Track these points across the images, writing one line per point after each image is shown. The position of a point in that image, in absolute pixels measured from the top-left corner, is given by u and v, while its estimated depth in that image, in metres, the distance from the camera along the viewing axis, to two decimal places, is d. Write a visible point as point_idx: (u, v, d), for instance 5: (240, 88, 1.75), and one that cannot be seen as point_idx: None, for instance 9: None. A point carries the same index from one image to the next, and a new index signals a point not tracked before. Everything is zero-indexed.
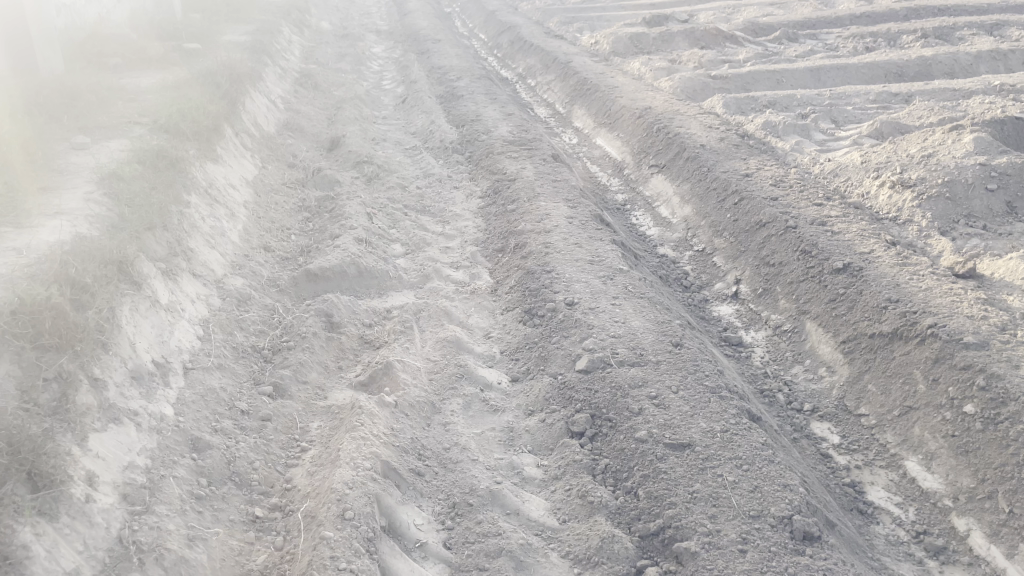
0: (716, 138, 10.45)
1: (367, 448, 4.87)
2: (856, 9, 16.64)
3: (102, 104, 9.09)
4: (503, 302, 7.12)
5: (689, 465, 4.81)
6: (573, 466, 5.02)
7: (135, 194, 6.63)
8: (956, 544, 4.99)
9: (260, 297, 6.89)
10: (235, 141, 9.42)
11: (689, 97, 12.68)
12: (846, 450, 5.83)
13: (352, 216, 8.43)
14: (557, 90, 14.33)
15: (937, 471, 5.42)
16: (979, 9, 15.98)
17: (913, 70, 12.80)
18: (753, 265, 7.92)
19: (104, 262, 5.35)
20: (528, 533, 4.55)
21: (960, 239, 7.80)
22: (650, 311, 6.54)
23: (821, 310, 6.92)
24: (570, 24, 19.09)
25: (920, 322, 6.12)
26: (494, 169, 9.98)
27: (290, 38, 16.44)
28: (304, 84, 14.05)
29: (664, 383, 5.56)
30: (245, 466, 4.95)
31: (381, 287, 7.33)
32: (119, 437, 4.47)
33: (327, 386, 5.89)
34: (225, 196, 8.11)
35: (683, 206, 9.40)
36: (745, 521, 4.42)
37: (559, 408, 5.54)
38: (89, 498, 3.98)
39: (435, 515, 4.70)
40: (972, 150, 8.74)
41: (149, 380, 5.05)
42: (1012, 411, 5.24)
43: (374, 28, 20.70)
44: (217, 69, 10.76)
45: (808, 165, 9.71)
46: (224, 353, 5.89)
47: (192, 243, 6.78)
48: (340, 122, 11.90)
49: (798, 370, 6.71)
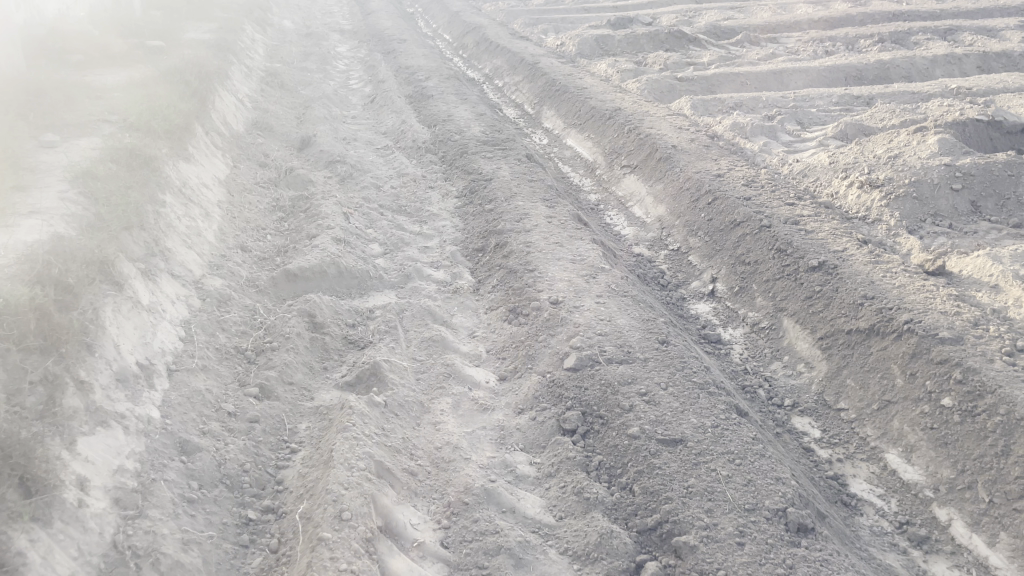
0: (687, 138, 10.58)
1: (359, 449, 4.83)
2: (813, 14, 16.94)
3: (68, 102, 8.89)
4: (486, 302, 7.12)
5: (682, 460, 4.86)
6: (566, 462, 5.03)
7: (111, 193, 6.50)
8: (938, 534, 5.12)
9: (240, 298, 6.78)
10: (206, 140, 9.26)
11: (657, 98, 12.84)
12: (828, 444, 5.95)
13: (329, 215, 8.35)
14: (525, 92, 14.35)
15: (918, 463, 5.55)
16: (932, 15, 16.36)
17: (873, 73, 13.08)
18: (728, 264, 8.03)
19: (85, 262, 5.24)
20: (525, 530, 4.54)
21: (928, 237, 7.97)
22: (634, 309, 6.60)
23: (798, 307, 7.05)
24: (535, 26, 19.14)
25: (896, 318, 6.26)
26: (469, 169, 9.96)
27: (254, 36, 16.22)
28: (270, 82, 13.86)
29: (652, 380, 5.61)
30: (236, 469, 4.86)
31: (362, 288, 7.28)
32: (107, 441, 4.39)
33: (313, 387, 5.82)
34: (199, 195, 7.97)
35: (657, 206, 9.50)
36: (740, 515, 4.49)
37: (548, 405, 5.56)
38: (82, 503, 3.90)
39: (430, 515, 4.66)
40: (937, 150, 8.94)
41: (134, 383, 4.95)
42: (989, 403, 5.39)
43: (338, 27, 20.56)
44: (184, 68, 10.58)
45: (777, 166, 9.88)
46: (208, 354, 5.79)
47: (169, 243, 6.67)
48: (309, 122, 11.77)
49: (777, 366, 6.83)
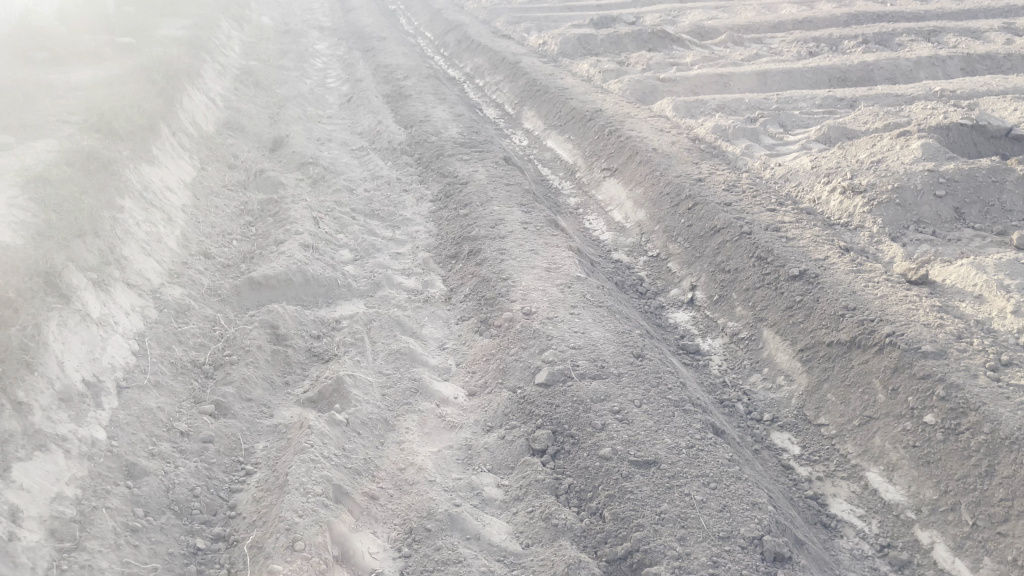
0: (668, 141, 10.37)
1: (316, 473, 4.59)
2: (798, 14, 16.77)
3: (26, 102, 8.59)
4: (458, 313, 6.89)
5: (655, 484, 4.66)
6: (534, 485, 4.81)
7: (64, 199, 6.24)
8: (920, 558, 4.94)
9: (200, 308, 6.50)
10: (172, 141, 8.98)
11: (639, 99, 12.62)
12: (807, 461, 5.77)
13: (297, 220, 8.08)
14: (507, 92, 14.11)
15: (899, 482, 5.37)
16: (916, 16, 16.24)
17: (856, 75, 12.94)
18: (708, 271, 7.83)
19: (28, 274, 5.00)
20: (490, 559, 4.31)
21: (911, 244, 7.78)
22: (608, 321, 6.37)
23: (778, 317, 6.87)
24: (517, 24, 18.89)
25: (878, 331, 6.06)
26: (444, 172, 9.72)
27: (230, 33, 15.92)
28: (245, 81, 13.56)
29: (626, 397, 5.40)
30: (185, 494, 4.60)
31: (330, 297, 7.03)
32: (46, 467, 4.14)
33: (273, 404, 5.57)
34: (162, 199, 7.69)
35: (637, 210, 9.30)
36: (713, 543, 4.29)
37: (518, 423, 5.33)
38: (13, 536, 3.69)
39: (390, 542, 4.41)
40: (920, 154, 8.76)
41: (79, 403, 4.69)
42: (973, 422, 5.21)
43: (318, 24, 20.21)
44: (153, 67, 10.30)
45: (759, 170, 9.69)
46: (162, 369, 5.53)
47: (126, 251, 6.39)
48: (283, 122, 11.50)
49: (756, 379, 6.64)
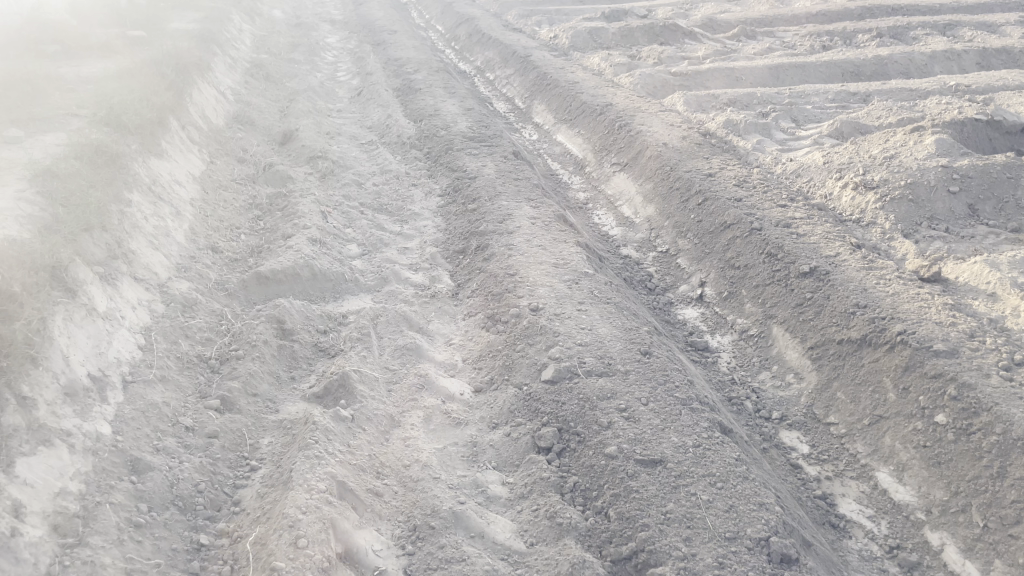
0: (678, 136, 10.29)
1: (320, 468, 4.57)
2: (813, 7, 16.59)
3: (36, 96, 8.59)
4: (465, 308, 6.86)
5: (661, 483, 4.63)
6: (540, 483, 4.79)
7: (71, 193, 6.23)
8: (930, 560, 4.89)
9: (207, 302, 6.49)
10: (181, 134, 8.97)
11: (650, 93, 12.52)
12: (816, 460, 5.72)
13: (306, 214, 8.07)
14: (517, 85, 14.04)
15: (909, 483, 5.31)
16: (932, 9, 16.04)
17: (870, 69, 12.80)
18: (718, 267, 7.77)
19: (33, 268, 5.00)
20: (494, 558, 4.28)
21: (924, 241, 7.69)
22: (617, 318, 6.32)
23: (787, 314, 6.80)
24: (528, 17, 18.79)
25: (889, 329, 5.99)
26: (453, 166, 9.69)
27: (241, 27, 15.89)
28: (255, 74, 13.54)
29: (633, 395, 5.36)
30: (189, 489, 4.59)
31: (338, 292, 7.02)
32: (50, 462, 4.14)
33: (278, 399, 5.56)
34: (170, 192, 7.69)
35: (646, 206, 9.24)
36: (720, 544, 4.26)
37: (524, 421, 5.31)
38: (15, 532, 3.67)
39: (394, 539, 4.39)
40: (934, 150, 8.64)
41: (84, 397, 4.68)
42: (985, 422, 5.14)
43: (328, 18, 20.14)
44: (163, 60, 10.28)
45: (770, 165, 9.59)
46: (167, 364, 5.52)
47: (133, 245, 6.39)
48: (293, 115, 11.47)
49: (765, 376, 6.59)
